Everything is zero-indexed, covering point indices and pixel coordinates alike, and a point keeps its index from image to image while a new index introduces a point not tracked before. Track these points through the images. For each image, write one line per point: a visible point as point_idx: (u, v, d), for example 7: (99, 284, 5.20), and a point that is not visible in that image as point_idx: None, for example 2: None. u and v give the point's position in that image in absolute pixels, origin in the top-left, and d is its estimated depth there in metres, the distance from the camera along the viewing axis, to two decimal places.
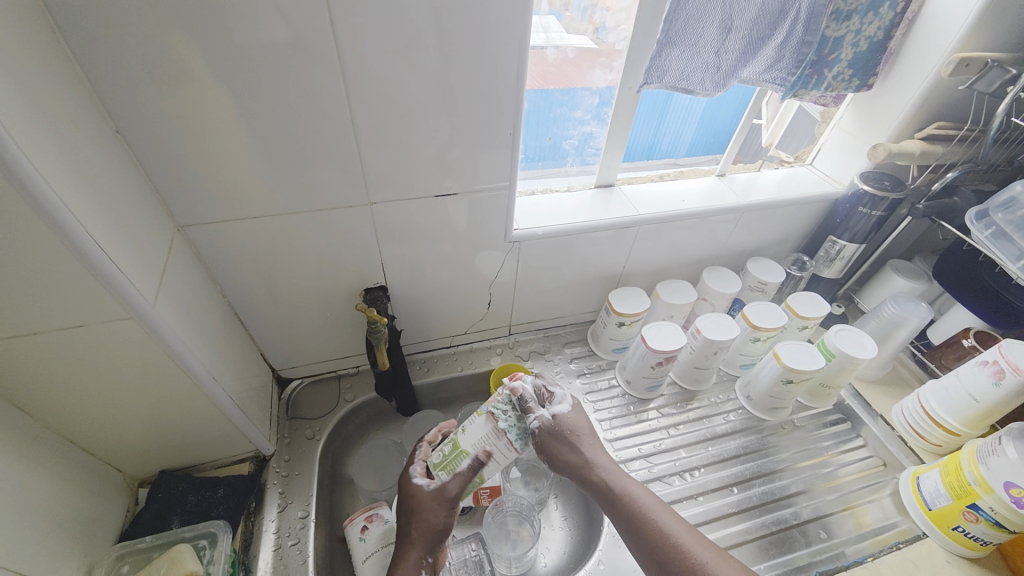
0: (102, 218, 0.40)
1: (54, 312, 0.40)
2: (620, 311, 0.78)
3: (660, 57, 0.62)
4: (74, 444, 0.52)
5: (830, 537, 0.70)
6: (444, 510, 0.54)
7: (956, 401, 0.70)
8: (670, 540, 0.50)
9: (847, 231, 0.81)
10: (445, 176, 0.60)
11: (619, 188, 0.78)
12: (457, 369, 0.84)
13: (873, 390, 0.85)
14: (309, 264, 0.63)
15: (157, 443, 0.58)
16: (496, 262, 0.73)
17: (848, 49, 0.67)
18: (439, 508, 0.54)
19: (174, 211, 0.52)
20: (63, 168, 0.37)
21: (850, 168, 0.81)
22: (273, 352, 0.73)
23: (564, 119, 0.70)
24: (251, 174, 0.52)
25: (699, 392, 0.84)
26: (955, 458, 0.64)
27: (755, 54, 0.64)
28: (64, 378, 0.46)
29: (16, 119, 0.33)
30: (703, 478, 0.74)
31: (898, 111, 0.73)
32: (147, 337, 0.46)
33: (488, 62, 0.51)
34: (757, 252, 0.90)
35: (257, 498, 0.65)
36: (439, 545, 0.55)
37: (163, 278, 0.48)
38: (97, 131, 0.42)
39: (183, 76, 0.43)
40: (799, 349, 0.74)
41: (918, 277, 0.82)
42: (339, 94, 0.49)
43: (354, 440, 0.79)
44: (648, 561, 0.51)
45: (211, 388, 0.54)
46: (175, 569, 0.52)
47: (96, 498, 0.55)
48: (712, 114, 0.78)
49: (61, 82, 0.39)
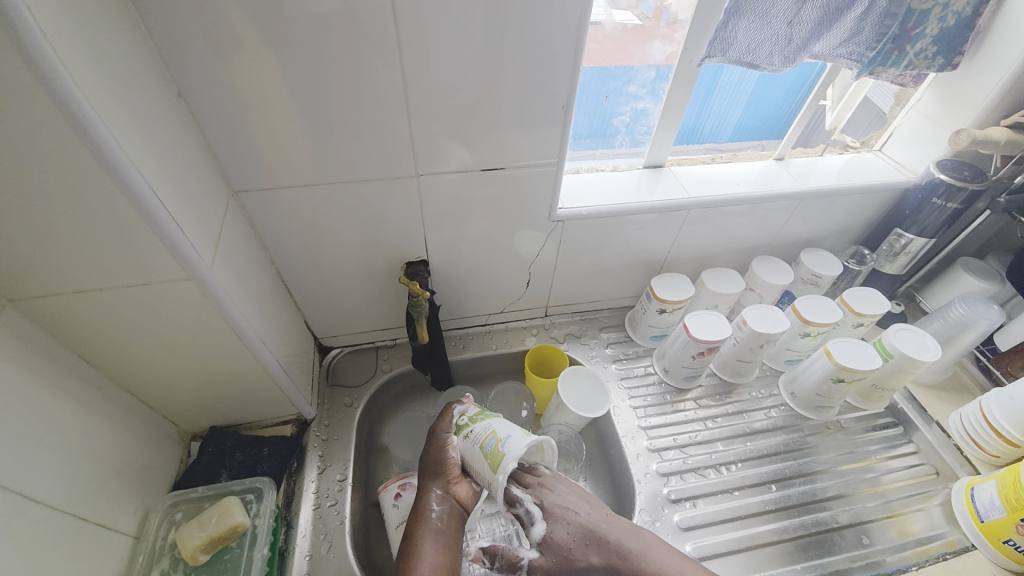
0: (165, 181, 0.41)
1: (120, 269, 0.42)
2: (662, 298, 0.76)
3: (726, 28, 0.58)
4: (134, 396, 0.55)
5: (871, 543, 0.67)
6: (438, 437, 0.61)
7: (1022, 411, 0.65)
8: None
9: (915, 224, 0.76)
10: (492, 150, 0.58)
11: (668, 170, 0.75)
12: (492, 347, 0.84)
13: (930, 395, 0.80)
14: (354, 236, 0.64)
15: (208, 401, 0.61)
16: (537, 242, 0.72)
17: (934, 24, 0.61)
18: (433, 442, 0.61)
19: (229, 177, 0.53)
20: (130, 132, 0.38)
21: (925, 155, 0.75)
22: (316, 321, 0.75)
23: (616, 94, 0.67)
24: (302, 143, 0.52)
25: (740, 385, 0.82)
26: (1014, 469, 0.59)
27: (830, 27, 0.59)
28: (128, 333, 0.48)
29: (90, 80, 0.34)
30: (739, 473, 0.72)
31: (986, 94, 0.67)
32: (203, 298, 0.47)
33: (544, 31, 0.49)
34: (812, 243, 0.85)
35: (298, 459, 0.67)
36: (447, 476, 0.58)
37: (218, 242, 0.49)
38: (161, 94, 0.43)
39: (242, 44, 0.44)
40: (853, 347, 0.70)
41: (990, 277, 0.76)
42: (392, 65, 0.48)
43: (389, 410, 0.81)
44: None
45: (259, 351, 0.56)
46: (224, 519, 0.55)
47: (152, 447, 0.58)
48: (760, 97, 0.73)
49: (128, 45, 0.39)
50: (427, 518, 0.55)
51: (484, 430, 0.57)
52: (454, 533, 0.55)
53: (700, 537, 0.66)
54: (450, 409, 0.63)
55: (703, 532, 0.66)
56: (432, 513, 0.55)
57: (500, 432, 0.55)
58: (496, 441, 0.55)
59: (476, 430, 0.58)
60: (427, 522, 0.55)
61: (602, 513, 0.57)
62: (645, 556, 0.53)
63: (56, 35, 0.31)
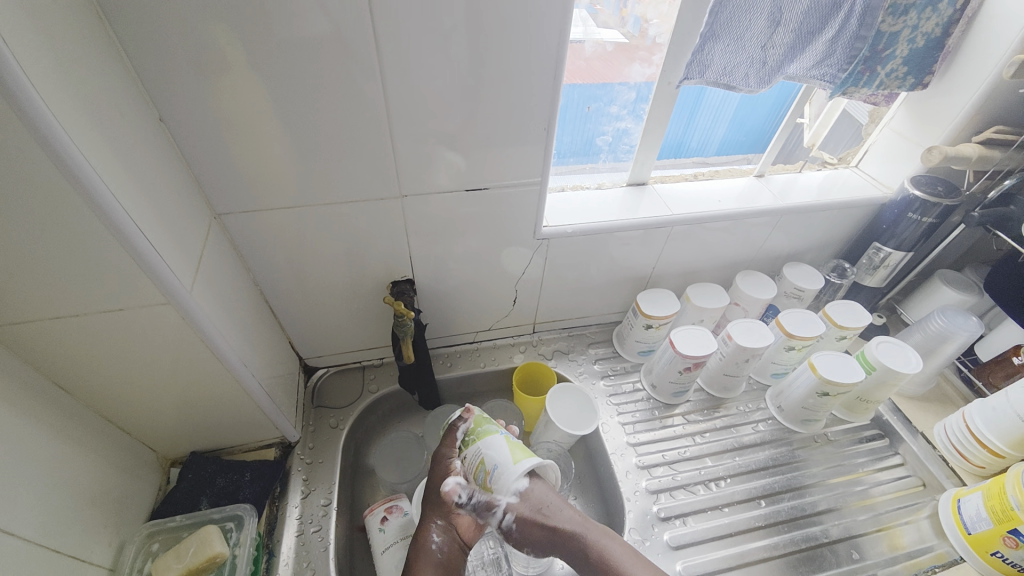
0: (145, 206, 0.41)
1: (96, 295, 0.41)
2: (648, 313, 0.77)
3: (703, 51, 0.59)
4: (112, 422, 0.54)
5: (862, 558, 0.66)
6: (442, 464, 0.58)
7: (1003, 422, 0.66)
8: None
9: (893, 238, 0.77)
10: (475, 171, 0.59)
11: (652, 188, 0.76)
12: (480, 365, 0.83)
13: (914, 406, 0.81)
14: (340, 257, 0.64)
15: (188, 425, 0.60)
16: (523, 259, 0.72)
17: (903, 46, 0.63)
18: (436, 466, 0.58)
19: (211, 200, 0.53)
20: (108, 158, 0.38)
21: (899, 171, 0.77)
22: (301, 341, 0.74)
23: (598, 115, 0.68)
24: (285, 165, 0.53)
25: (727, 400, 0.82)
26: (999, 480, 0.60)
27: (803, 50, 0.61)
28: (105, 359, 0.47)
29: (67, 108, 0.34)
30: (729, 489, 0.72)
31: (956, 112, 0.69)
32: (183, 322, 0.46)
33: (525, 55, 0.50)
34: (795, 257, 0.87)
35: (281, 484, 0.66)
36: (448, 508, 0.56)
37: (198, 265, 0.49)
38: (142, 120, 0.43)
39: (227, 71, 0.44)
40: (837, 360, 0.71)
41: (968, 289, 0.78)
42: (374, 88, 0.49)
43: (376, 431, 0.80)
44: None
45: (241, 374, 0.55)
46: (203, 549, 0.54)
47: (129, 475, 0.57)
48: (744, 114, 0.75)
49: (108, 72, 0.39)
50: (429, 553, 0.54)
51: (475, 457, 0.55)
52: (455, 562, 0.54)
53: (690, 556, 0.65)
54: (452, 430, 0.59)
55: (694, 551, 0.66)
56: (431, 543, 0.54)
57: (488, 462, 0.54)
58: (487, 473, 0.53)
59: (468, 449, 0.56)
60: (426, 553, 0.54)
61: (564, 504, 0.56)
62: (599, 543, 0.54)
63: (32, 64, 0.31)
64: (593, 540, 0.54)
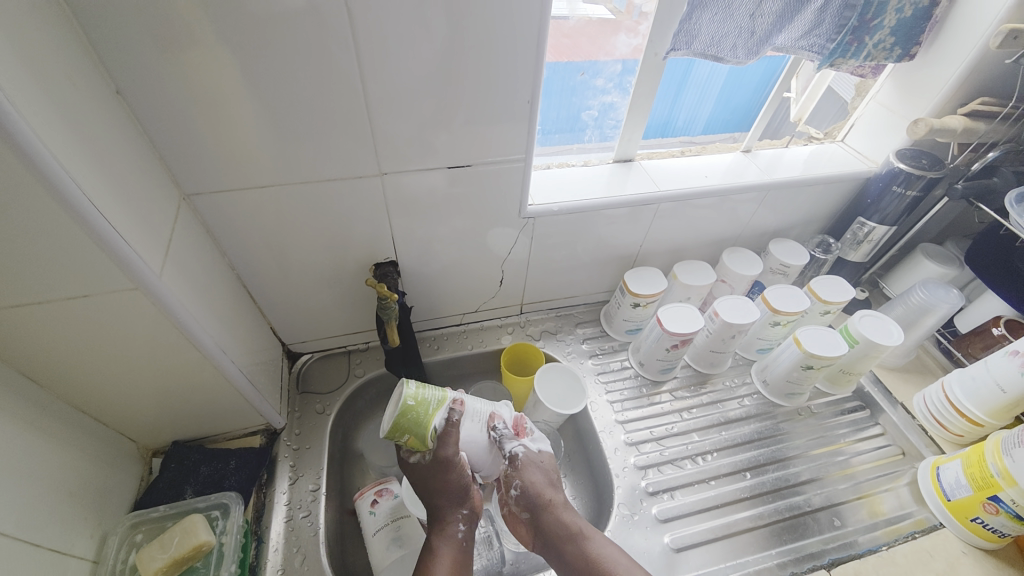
0: (105, 188, 0.39)
1: (59, 282, 0.39)
2: (635, 292, 0.76)
3: (690, 20, 0.58)
4: (85, 413, 0.52)
5: (843, 525, 0.68)
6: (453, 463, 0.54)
7: (982, 392, 0.67)
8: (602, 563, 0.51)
9: (877, 213, 0.77)
10: (458, 149, 0.57)
11: (638, 164, 0.75)
12: (467, 347, 0.83)
13: (895, 378, 0.82)
14: (320, 240, 0.62)
15: (168, 413, 0.58)
16: (509, 240, 0.71)
17: (891, 15, 0.62)
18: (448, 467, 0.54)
19: (180, 181, 0.51)
20: (63, 134, 0.35)
21: (885, 145, 0.77)
22: (283, 327, 0.72)
23: (583, 89, 0.66)
24: (260, 144, 0.50)
25: (714, 375, 0.83)
26: (979, 448, 0.61)
27: (792, 20, 0.60)
28: (73, 349, 0.45)
29: (13, 77, 0.31)
30: (715, 463, 0.73)
31: (942, 84, 0.68)
32: (153, 307, 0.45)
33: (506, 27, 0.48)
34: (780, 233, 0.87)
35: (268, 470, 0.65)
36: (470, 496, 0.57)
37: (168, 248, 0.46)
38: (98, 95, 0.41)
39: (194, 41, 0.41)
40: (820, 334, 0.71)
41: (949, 261, 0.79)
42: (349, 63, 0.46)
43: (364, 415, 0.79)
44: None
45: (220, 361, 0.54)
46: (188, 538, 0.53)
47: (108, 466, 0.55)
48: (730, 92, 0.74)
49: (57, 41, 0.36)
50: (459, 542, 0.54)
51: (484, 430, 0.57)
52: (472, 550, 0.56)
53: (678, 528, 0.67)
54: (451, 426, 0.54)
55: (682, 523, 0.67)
56: (460, 533, 0.55)
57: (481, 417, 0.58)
58: None
59: (440, 420, 0.54)
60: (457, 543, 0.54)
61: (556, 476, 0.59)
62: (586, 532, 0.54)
63: None
64: (588, 534, 0.54)
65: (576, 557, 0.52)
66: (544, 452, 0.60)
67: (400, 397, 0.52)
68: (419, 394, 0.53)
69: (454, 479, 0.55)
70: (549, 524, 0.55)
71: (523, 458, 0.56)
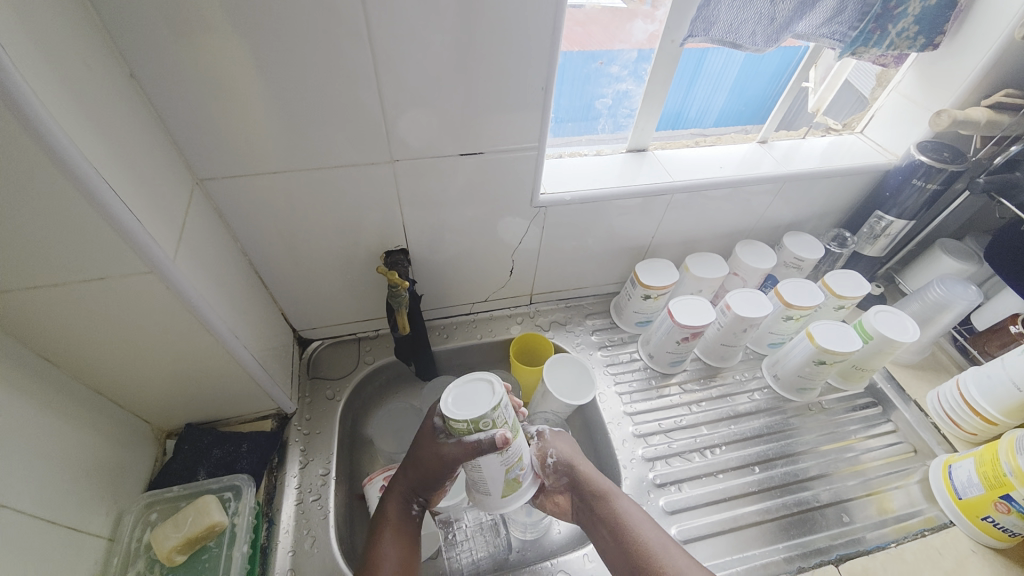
0: (121, 171, 0.39)
1: (74, 264, 0.40)
2: (646, 283, 0.76)
3: (709, 7, 0.57)
4: (101, 395, 0.53)
5: (851, 521, 0.68)
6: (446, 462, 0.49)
7: (997, 390, 0.66)
8: (625, 526, 0.52)
9: (896, 206, 0.76)
10: (471, 137, 0.57)
11: (652, 154, 0.74)
12: (477, 337, 0.83)
13: (908, 375, 0.81)
14: (332, 226, 0.62)
15: (183, 397, 0.59)
16: (520, 229, 0.70)
17: (916, 3, 0.60)
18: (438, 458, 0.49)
19: (194, 165, 0.51)
20: (79, 118, 0.35)
21: (906, 136, 0.75)
22: (294, 312, 0.73)
23: (598, 76, 0.65)
24: (272, 130, 0.50)
25: (724, 369, 0.82)
26: (992, 447, 0.61)
27: (813, 6, 0.59)
28: (90, 330, 0.46)
29: (29, 60, 0.31)
30: (723, 456, 0.73)
31: (966, 74, 0.66)
32: (168, 291, 0.45)
33: (521, 11, 0.47)
34: (794, 226, 0.85)
35: (279, 454, 0.66)
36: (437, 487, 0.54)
37: (182, 232, 0.47)
38: (113, 78, 0.41)
39: (207, 25, 0.41)
40: (834, 329, 0.70)
41: (968, 257, 0.77)
42: (363, 49, 0.46)
43: (373, 402, 0.79)
44: (610, 545, 0.53)
45: (233, 345, 0.54)
46: (202, 518, 0.54)
47: (123, 447, 0.56)
48: (745, 80, 0.72)
49: (72, 23, 0.36)
50: (409, 522, 0.55)
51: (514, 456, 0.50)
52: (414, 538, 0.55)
53: (685, 520, 0.67)
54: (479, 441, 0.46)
55: (689, 515, 0.67)
56: (412, 513, 0.55)
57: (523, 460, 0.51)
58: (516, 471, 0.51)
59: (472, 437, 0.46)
60: (407, 524, 0.55)
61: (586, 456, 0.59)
62: (614, 500, 0.54)
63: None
64: (614, 495, 0.55)
65: (604, 515, 0.54)
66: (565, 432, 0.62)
67: (486, 411, 0.44)
68: (490, 421, 0.45)
69: (445, 470, 0.51)
70: (578, 485, 0.56)
71: (551, 432, 0.59)
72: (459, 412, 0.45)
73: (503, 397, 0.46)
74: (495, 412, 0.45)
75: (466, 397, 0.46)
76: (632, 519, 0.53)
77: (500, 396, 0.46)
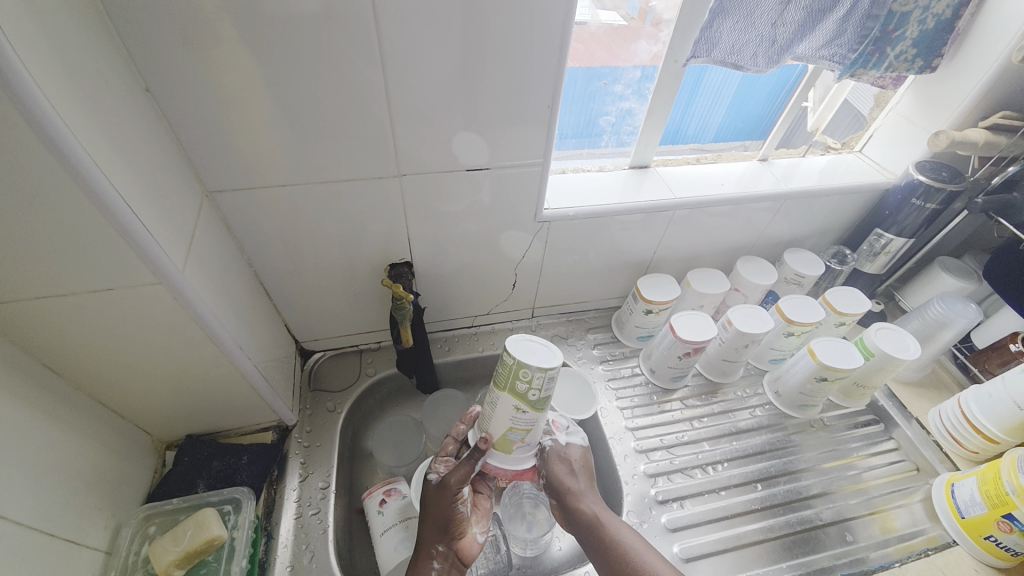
0: (133, 184, 0.40)
1: (82, 275, 0.40)
2: (649, 298, 0.76)
3: (711, 28, 0.58)
4: (104, 405, 0.53)
5: (854, 541, 0.67)
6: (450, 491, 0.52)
7: (999, 408, 0.66)
8: (617, 550, 0.52)
9: (895, 224, 0.77)
10: (477, 152, 0.58)
11: (654, 170, 0.75)
12: (479, 350, 0.83)
13: (909, 392, 0.81)
14: (337, 239, 0.63)
15: (185, 407, 0.59)
16: (523, 243, 0.71)
17: (914, 26, 0.62)
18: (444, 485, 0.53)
19: (203, 177, 0.51)
20: (95, 132, 0.36)
21: (904, 156, 0.77)
22: (297, 324, 0.73)
23: (602, 94, 0.66)
24: (282, 144, 0.51)
25: (725, 385, 0.82)
26: (995, 466, 0.60)
27: (814, 29, 0.60)
28: (96, 341, 0.46)
29: (48, 76, 0.32)
30: (725, 473, 0.72)
31: (964, 96, 0.68)
32: (175, 301, 0.45)
33: (528, 31, 0.48)
34: (795, 243, 0.86)
35: (279, 467, 0.66)
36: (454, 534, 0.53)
37: (190, 243, 0.47)
38: (128, 92, 0.42)
39: (221, 42, 0.42)
40: (835, 346, 0.71)
41: (967, 275, 0.78)
42: (372, 65, 0.47)
43: (374, 415, 0.79)
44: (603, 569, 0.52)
45: (237, 356, 0.54)
46: (201, 532, 0.54)
47: (123, 459, 0.56)
48: (742, 99, 0.73)
49: (91, 40, 0.37)
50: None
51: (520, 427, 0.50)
52: None
53: (687, 538, 0.66)
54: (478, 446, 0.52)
55: (691, 533, 0.66)
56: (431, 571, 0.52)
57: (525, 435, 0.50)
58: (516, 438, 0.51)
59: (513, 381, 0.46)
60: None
61: (585, 476, 0.57)
62: (605, 524, 0.54)
63: (18, 36, 0.30)
64: (605, 520, 0.54)
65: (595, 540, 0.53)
66: (575, 445, 0.58)
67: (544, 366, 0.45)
68: (531, 376, 0.46)
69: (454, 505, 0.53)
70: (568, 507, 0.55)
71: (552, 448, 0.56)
72: (520, 353, 0.46)
73: (556, 368, 0.46)
74: (539, 373, 0.45)
75: (528, 346, 0.47)
76: (624, 543, 0.52)
77: (556, 364, 0.46)
